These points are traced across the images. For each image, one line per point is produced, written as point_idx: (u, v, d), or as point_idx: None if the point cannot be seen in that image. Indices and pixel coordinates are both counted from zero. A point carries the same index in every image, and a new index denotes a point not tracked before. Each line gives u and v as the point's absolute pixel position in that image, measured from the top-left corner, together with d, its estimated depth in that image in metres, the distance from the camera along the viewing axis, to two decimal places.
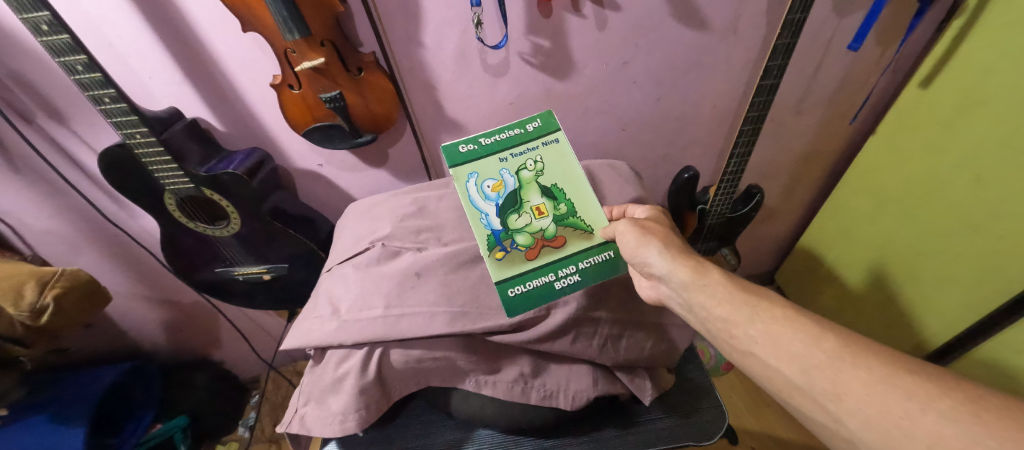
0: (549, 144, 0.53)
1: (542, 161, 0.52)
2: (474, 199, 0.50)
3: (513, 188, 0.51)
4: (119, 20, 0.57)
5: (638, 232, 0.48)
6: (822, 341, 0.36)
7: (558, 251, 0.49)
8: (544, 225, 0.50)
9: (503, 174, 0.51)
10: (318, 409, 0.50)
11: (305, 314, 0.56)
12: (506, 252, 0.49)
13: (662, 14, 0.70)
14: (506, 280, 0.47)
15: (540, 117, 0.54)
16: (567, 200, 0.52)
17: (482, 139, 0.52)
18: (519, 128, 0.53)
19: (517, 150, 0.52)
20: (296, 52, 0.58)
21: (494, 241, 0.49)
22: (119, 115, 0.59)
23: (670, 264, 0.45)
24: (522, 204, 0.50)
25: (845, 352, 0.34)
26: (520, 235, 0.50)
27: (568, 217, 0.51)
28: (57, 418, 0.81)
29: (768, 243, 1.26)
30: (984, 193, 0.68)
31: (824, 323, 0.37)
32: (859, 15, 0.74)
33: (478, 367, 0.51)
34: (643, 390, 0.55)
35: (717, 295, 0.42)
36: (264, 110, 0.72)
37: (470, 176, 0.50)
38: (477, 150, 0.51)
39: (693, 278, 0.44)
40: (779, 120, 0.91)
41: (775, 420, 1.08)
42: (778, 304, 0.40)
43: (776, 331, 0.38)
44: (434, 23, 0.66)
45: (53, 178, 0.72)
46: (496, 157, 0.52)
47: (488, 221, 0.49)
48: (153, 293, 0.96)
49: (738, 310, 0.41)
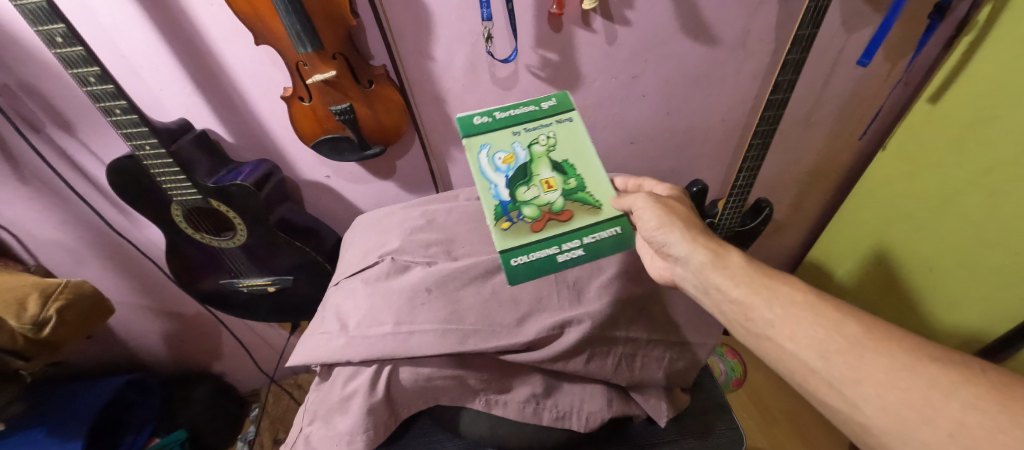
0: (562, 124, 0.53)
1: (554, 136, 0.53)
2: (484, 170, 0.50)
3: (523, 161, 0.51)
4: (134, 33, 0.58)
5: (660, 209, 0.47)
6: (844, 327, 0.35)
7: (564, 224, 0.48)
8: (552, 198, 0.50)
9: (515, 147, 0.51)
10: (324, 429, 0.48)
11: (312, 328, 0.55)
12: (512, 223, 0.48)
13: (672, 29, 0.71)
14: (512, 248, 0.46)
15: (555, 97, 0.55)
16: (578, 175, 0.52)
17: (497, 114, 0.53)
18: (533, 106, 0.54)
19: (530, 126, 0.53)
20: (308, 66, 0.59)
21: (500, 211, 0.49)
22: (129, 126, 0.59)
23: (689, 246, 0.45)
24: (532, 177, 0.51)
25: (868, 339, 0.34)
26: (528, 207, 0.49)
27: (577, 193, 0.51)
28: (52, 433, 0.79)
29: (776, 257, 1.24)
30: (998, 210, 0.67)
31: (846, 309, 0.37)
32: (868, 30, 0.74)
33: (489, 386, 0.49)
34: (659, 412, 0.53)
35: (736, 278, 0.42)
36: (273, 122, 0.72)
37: (482, 147, 0.51)
38: (491, 122, 0.52)
39: (711, 261, 0.43)
40: (788, 134, 0.91)
41: (786, 439, 1.05)
42: (799, 290, 0.39)
43: (796, 317, 0.38)
44: (445, 37, 0.66)
45: (60, 188, 0.72)
46: (508, 130, 0.52)
47: (497, 191, 0.49)
48: (155, 304, 0.94)
49: (756, 293, 0.40)
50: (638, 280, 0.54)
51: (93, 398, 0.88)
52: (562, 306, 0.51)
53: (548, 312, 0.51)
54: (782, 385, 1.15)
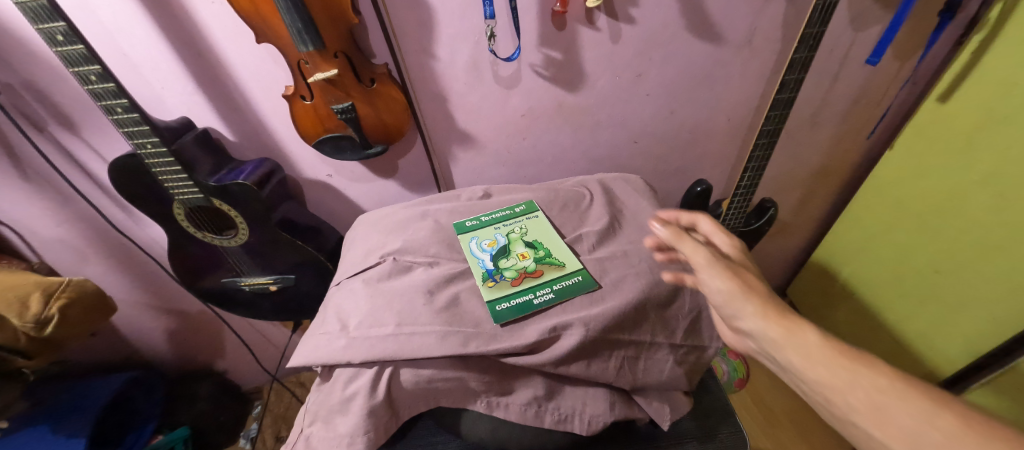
0: (532, 218, 0.64)
1: (525, 227, 0.63)
2: (472, 251, 0.59)
3: (502, 243, 0.60)
4: (135, 31, 0.57)
5: (730, 281, 0.41)
6: (941, 419, 0.29)
7: (536, 279, 0.54)
8: (527, 264, 0.57)
9: (497, 236, 0.62)
10: (324, 431, 0.46)
11: (312, 329, 0.55)
12: (496, 282, 0.54)
13: (677, 27, 0.70)
14: (497, 297, 0.52)
15: (525, 203, 0.68)
16: (545, 248, 0.59)
17: (484, 217, 0.65)
18: (510, 210, 0.67)
19: (508, 223, 0.64)
20: (309, 64, 0.58)
21: (487, 274, 0.55)
22: (131, 125, 0.59)
23: (760, 322, 0.39)
24: (509, 251, 0.59)
25: (972, 436, 0.27)
26: (507, 271, 0.56)
27: (546, 258, 0.58)
28: (59, 429, 0.80)
29: (780, 257, 1.23)
30: (1008, 212, 0.66)
31: (944, 395, 0.30)
32: (876, 29, 0.73)
33: (490, 388, 0.48)
34: (661, 415, 0.51)
35: (810, 357, 0.35)
36: (275, 120, 0.72)
37: (472, 239, 0.61)
38: (479, 224, 0.64)
39: (786, 338, 0.37)
40: (794, 133, 0.90)
41: (789, 440, 1.04)
42: (887, 370, 0.33)
43: (881, 402, 0.31)
44: (448, 35, 0.65)
45: (62, 186, 0.72)
46: (492, 227, 0.63)
47: (483, 262, 0.57)
48: (158, 301, 0.95)
49: (832, 373, 0.34)
50: (642, 281, 0.53)
51: (99, 395, 0.89)
52: (565, 308, 0.51)
53: (549, 315, 0.50)
54: (784, 386, 1.15)
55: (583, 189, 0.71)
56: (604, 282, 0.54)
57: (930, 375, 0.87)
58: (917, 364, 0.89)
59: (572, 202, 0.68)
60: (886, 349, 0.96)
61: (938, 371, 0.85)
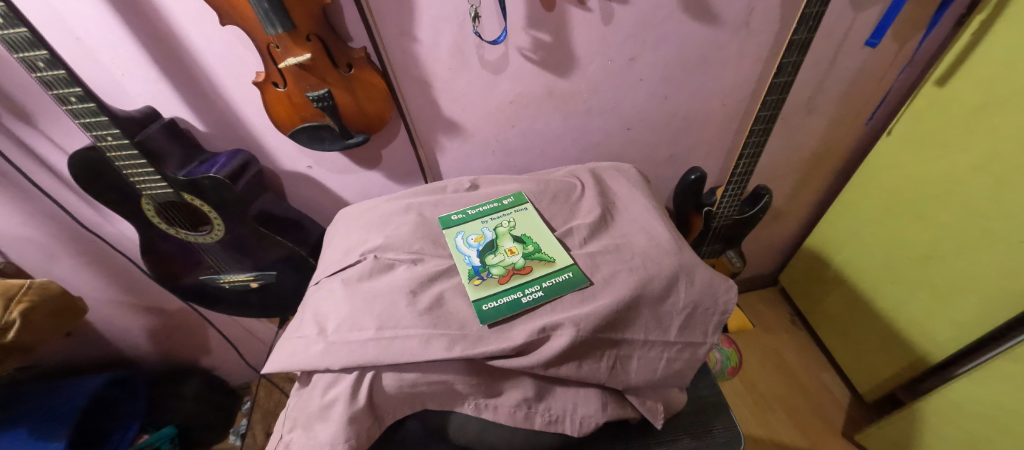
0: (521, 211, 0.62)
1: (514, 221, 0.61)
2: (458, 246, 0.57)
3: (490, 239, 0.58)
4: (85, 12, 0.52)
5: None
6: None
7: (524, 276, 0.52)
8: (515, 260, 0.55)
9: (483, 230, 0.59)
10: (303, 438, 0.44)
11: (290, 330, 0.52)
12: (483, 279, 0.52)
13: (673, 7, 0.66)
14: (483, 297, 0.50)
15: (514, 195, 0.65)
16: (534, 242, 0.57)
17: (470, 210, 0.63)
18: (498, 202, 0.64)
19: (495, 216, 0.62)
20: (279, 48, 0.54)
21: (473, 272, 0.53)
22: (87, 115, 0.54)
23: None
24: (498, 247, 0.56)
25: None
26: (495, 268, 0.54)
27: (535, 252, 0.55)
28: (34, 432, 0.78)
29: (774, 244, 1.23)
30: (1005, 199, 0.65)
31: None
32: (877, 9, 0.70)
33: (477, 390, 0.46)
34: (654, 414, 0.50)
35: None
36: (247, 109, 0.67)
37: (458, 233, 0.59)
38: (465, 217, 0.61)
39: None
40: (790, 119, 0.87)
41: (779, 426, 1.05)
42: None
43: None
44: (430, 16, 0.61)
45: (21, 182, 0.67)
46: (479, 220, 0.61)
47: (470, 259, 0.55)
48: (136, 300, 0.91)
49: None
50: (635, 277, 0.51)
51: (77, 396, 0.86)
52: (554, 306, 0.49)
53: (538, 314, 0.48)
54: (776, 373, 1.16)
55: (574, 179, 0.69)
56: (595, 278, 0.52)
57: (920, 361, 0.87)
58: (908, 350, 0.89)
59: (563, 194, 0.66)
60: (878, 336, 0.96)
61: (928, 358, 0.85)
